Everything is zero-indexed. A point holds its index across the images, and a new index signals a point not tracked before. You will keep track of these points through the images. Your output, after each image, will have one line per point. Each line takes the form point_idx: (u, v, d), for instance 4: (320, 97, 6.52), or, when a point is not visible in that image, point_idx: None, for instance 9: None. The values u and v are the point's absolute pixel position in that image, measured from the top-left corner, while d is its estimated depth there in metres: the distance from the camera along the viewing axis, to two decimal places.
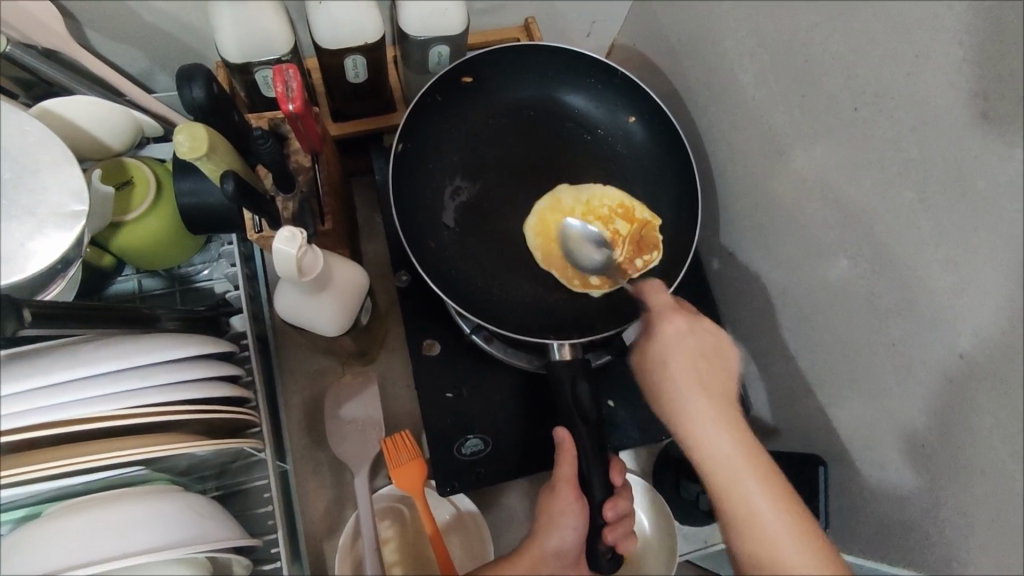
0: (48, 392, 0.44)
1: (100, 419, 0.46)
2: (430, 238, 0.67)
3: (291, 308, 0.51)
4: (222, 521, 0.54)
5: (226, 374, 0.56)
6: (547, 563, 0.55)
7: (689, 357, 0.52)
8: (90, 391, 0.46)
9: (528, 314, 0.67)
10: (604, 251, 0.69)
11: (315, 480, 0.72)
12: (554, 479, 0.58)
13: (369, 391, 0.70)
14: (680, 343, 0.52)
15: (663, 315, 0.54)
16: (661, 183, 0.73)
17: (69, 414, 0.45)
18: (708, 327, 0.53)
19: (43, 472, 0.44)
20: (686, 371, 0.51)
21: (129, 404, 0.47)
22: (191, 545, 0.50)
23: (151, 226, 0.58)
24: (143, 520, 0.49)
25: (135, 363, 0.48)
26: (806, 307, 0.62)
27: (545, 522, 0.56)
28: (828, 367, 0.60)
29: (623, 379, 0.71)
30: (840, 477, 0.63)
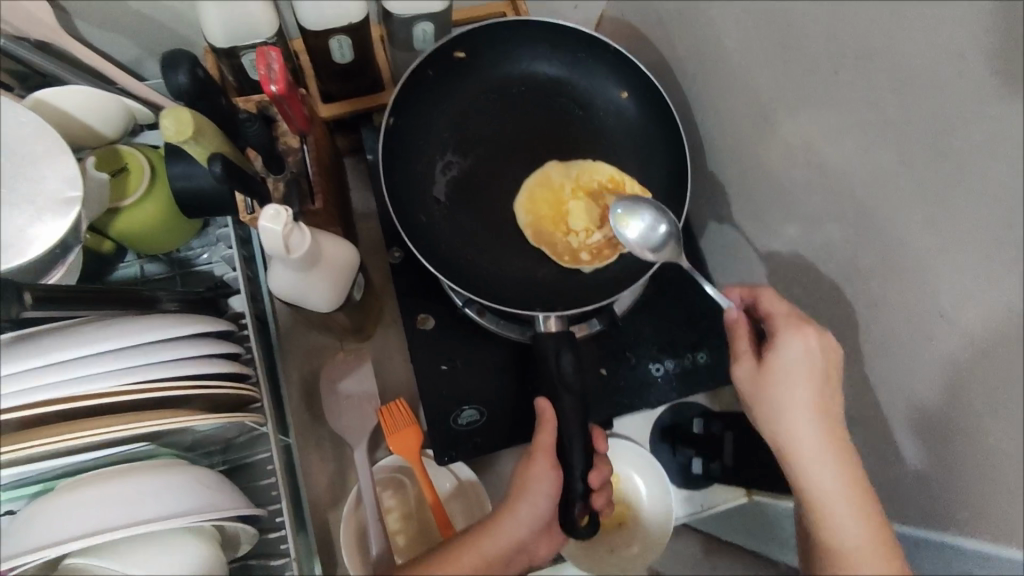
0: (58, 368, 0.47)
1: (106, 394, 0.48)
2: (420, 212, 0.68)
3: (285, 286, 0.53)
4: (229, 492, 0.56)
5: (227, 352, 0.58)
6: (523, 529, 0.58)
7: (812, 383, 0.52)
8: (95, 367, 0.48)
9: (518, 287, 0.67)
10: (595, 226, 0.70)
11: (317, 453, 0.74)
12: (534, 446, 0.60)
13: (363, 366, 0.72)
14: (806, 362, 0.52)
15: (792, 329, 0.53)
16: (649, 156, 0.73)
17: (77, 389, 0.47)
18: (830, 341, 0.53)
19: (54, 445, 0.46)
20: (809, 399, 0.52)
21: (134, 380, 0.49)
22: (199, 513, 0.52)
23: (147, 211, 0.60)
24: (152, 492, 0.51)
25: (138, 340, 0.50)
26: (805, 271, 0.62)
27: (521, 490, 0.59)
28: (828, 328, 0.61)
29: (615, 348, 0.73)
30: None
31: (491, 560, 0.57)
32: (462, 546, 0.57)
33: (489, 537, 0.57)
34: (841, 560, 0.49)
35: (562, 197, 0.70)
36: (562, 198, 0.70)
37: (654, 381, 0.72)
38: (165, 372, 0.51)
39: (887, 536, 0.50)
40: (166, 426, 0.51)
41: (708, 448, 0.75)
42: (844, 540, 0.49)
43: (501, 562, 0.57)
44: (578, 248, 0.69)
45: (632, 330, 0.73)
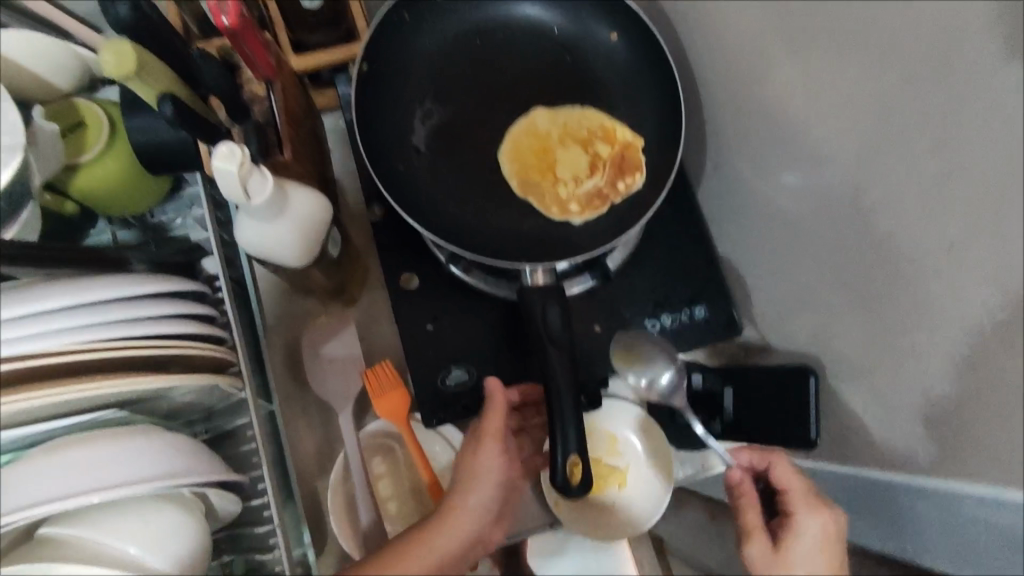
0: (10, 325, 0.43)
1: (71, 351, 0.45)
2: (399, 162, 0.65)
3: (253, 240, 0.49)
4: (205, 457, 0.55)
5: (197, 312, 0.55)
6: (475, 519, 0.55)
7: (828, 553, 0.54)
8: (52, 325, 0.44)
9: (503, 240, 0.64)
10: (584, 175, 0.66)
11: (303, 420, 0.71)
12: (482, 431, 0.59)
13: (345, 330, 0.72)
14: (824, 540, 0.54)
15: (811, 511, 0.54)
16: (641, 99, 0.69)
17: (37, 346, 0.44)
18: (840, 523, 0.55)
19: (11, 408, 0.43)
20: (823, 560, 0.53)
21: (101, 336, 0.47)
22: (174, 478, 0.50)
23: (108, 168, 0.57)
24: (122, 457, 0.49)
25: (98, 297, 0.47)
26: None
27: (471, 478, 0.57)
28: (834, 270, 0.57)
29: (608, 303, 0.69)
30: (848, 390, 0.61)
31: (445, 554, 0.52)
32: (414, 543, 0.52)
33: (443, 530, 0.53)
34: None
35: (549, 145, 0.66)
36: (549, 146, 0.66)
37: (651, 337, 0.69)
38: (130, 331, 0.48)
39: None
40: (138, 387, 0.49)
41: None
42: None
43: (454, 560, 0.53)
44: (567, 199, 0.65)
45: (628, 284, 0.70)
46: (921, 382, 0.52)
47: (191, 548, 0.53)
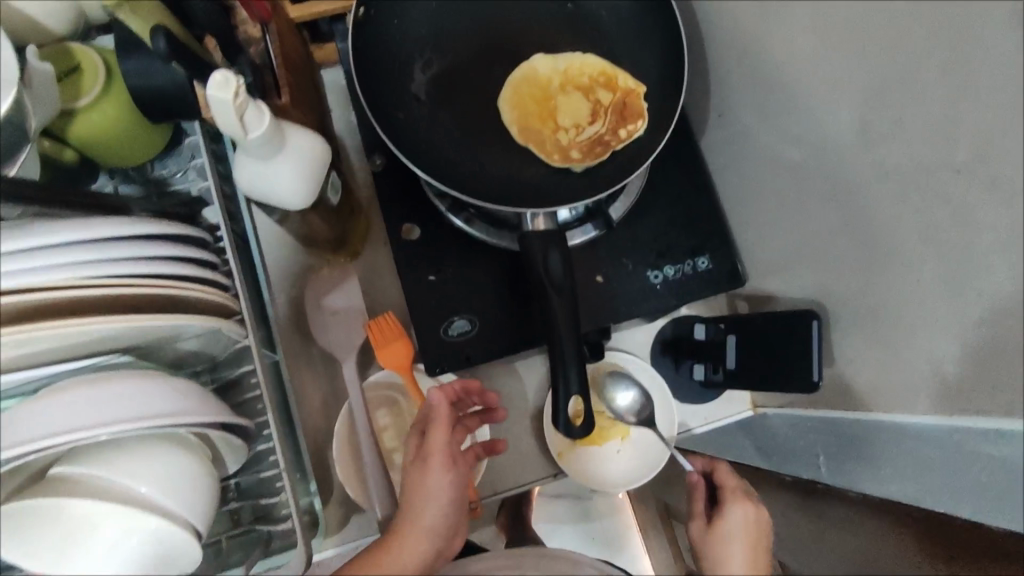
0: (12, 259, 0.43)
1: (83, 286, 0.46)
2: (398, 110, 0.64)
3: (251, 179, 0.49)
4: (209, 399, 0.56)
5: (199, 257, 0.55)
6: (430, 538, 0.56)
7: (752, 540, 0.57)
8: (55, 259, 0.45)
9: (504, 189, 0.63)
10: (585, 122, 0.65)
11: (309, 373, 0.72)
12: (426, 451, 0.58)
13: (349, 281, 0.69)
14: (747, 527, 0.57)
15: (734, 500, 0.58)
16: (644, 46, 0.67)
17: (50, 279, 0.45)
18: (763, 512, 0.58)
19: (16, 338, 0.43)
20: (746, 540, 0.56)
21: (103, 273, 0.47)
22: (182, 415, 0.52)
23: (105, 113, 0.56)
24: (129, 395, 0.50)
25: (98, 234, 0.47)
26: (818, 154, 0.57)
27: (421, 499, 0.57)
28: (841, 213, 0.57)
29: (612, 254, 0.69)
30: (851, 336, 0.60)
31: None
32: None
33: (397, 557, 0.54)
34: None
35: (550, 92, 0.65)
36: (549, 93, 0.65)
37: (654, 288, 0.69)
38: (133, 268, 0.48)
39: None
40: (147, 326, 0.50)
41: (710, 354, 0.73)
42: None
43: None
44: (568, 146, 0.64)
45: (632, 234, 0.70)
46: (918, 327, 0.52)
47: (197, 493, 0.55)
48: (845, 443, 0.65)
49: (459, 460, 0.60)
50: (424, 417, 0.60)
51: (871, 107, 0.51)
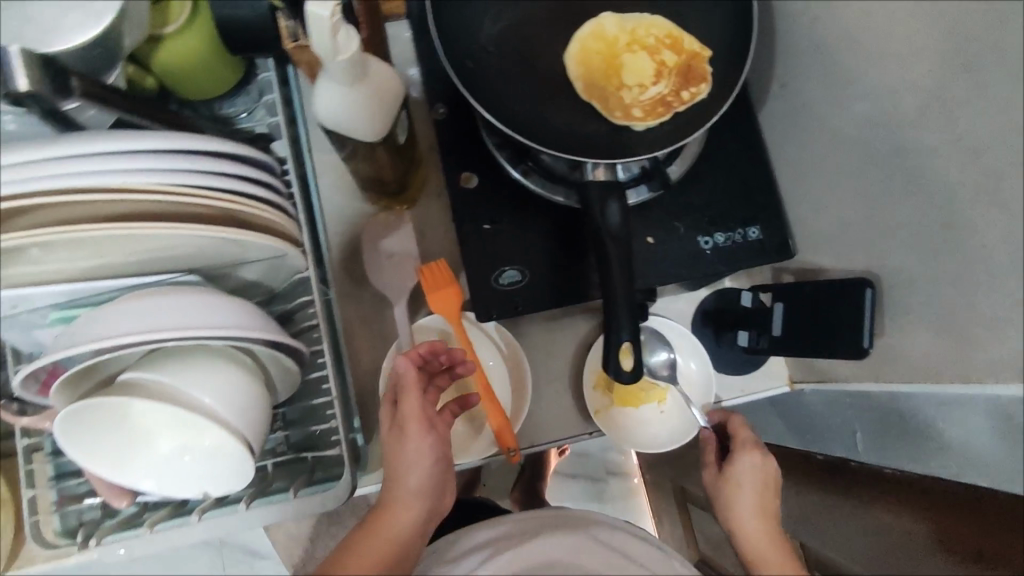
0: (91, 160, 0.47)
1: (153, 191, 0.49)
2: (467, 58, 0.65)
3: (331, 108, 0.51)
4: (258, 317, 0.59)
5: (261, 181, 0.58)
6: (419, 499, 0.58)
7: (759, 486, 0.60)
8: (128, 163, 0.48)
9: (565, 142, 0.64)
10: (650, 82, 0.65)
11: (358, 315, 0.73)
12: (402, 419, 0.59)
13: (404, 226, 0.72)
14: (755, 476, 0.60)
15: (743, 450, 0.62)
16: (713, 12, 0.68)
17: (124, 180, 0.48)
18: (772, 462, 0.61)
19: (94, 233, 0.47)
20: (752, 487, 0.60)
21: (172, 181, 0.50)
22: (234, 329, 0.56)
23: (189, 43, 0.58)
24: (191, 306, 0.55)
25: (167, 146, 0.50)
26: (879, 124, 0.57)
27: (403, 465, 0.58)
28: (900, 182, 0.56)
29: (664, 217, 0.70)
30: (900, 310, 0.60)
31: (397, 546, 0.56)
32: (366, 545, 0.55)
33: (390, 525, 0.57)
34: None
35: (617, 50, 0.65)
36: (616, 51, 0.65)
37: (704, 254, 0.69)
38: (196, 180, 0.51)
39: None
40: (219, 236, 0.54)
41: (754, 321, 0.73)
42: None
43: (410, 546, 0.57)
44: (631, 104, 0.64)
45: (684, 199, 0.70)
46: (971, 299, 0.51)
47: (252, 408, 0.59)
48: (889, 419, 0.65)
49: (437, 423, 0.61)
50: (396, 388, 0.60)
51: (938, 71, 0.50)
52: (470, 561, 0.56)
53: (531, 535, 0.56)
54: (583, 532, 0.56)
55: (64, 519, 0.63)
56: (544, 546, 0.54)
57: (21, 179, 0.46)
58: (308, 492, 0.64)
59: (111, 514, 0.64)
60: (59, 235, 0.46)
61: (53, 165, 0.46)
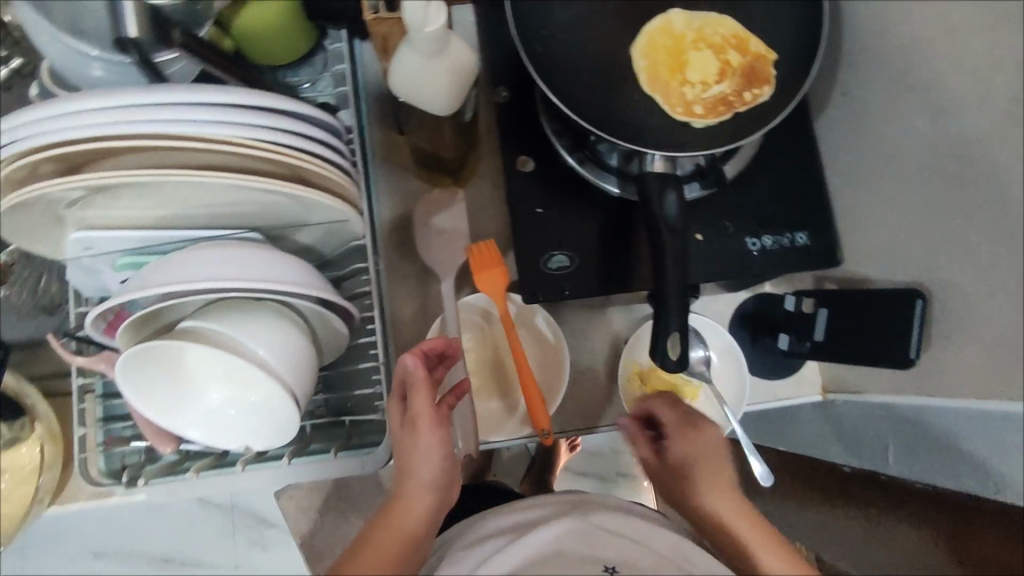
0: (168, 109, 0.50)
1: (224, 142, 0.52)
2: (536, 43, 0.66)
3: (409, 79, 0.52)
4: (313, 276, 0.60)
5: (331, 144, 0.59)
6: (431, 494, 0.56)
7: (702, 455, 0.61)
8: (202, 114, 0.50)
9: (625, 132, 0.65)
10: (713, 80, 0.66)
11: (404, 288, 0.75)
12: (412, 416, 0.56)
13: (457, 203, 0.74)
14: (694, 448, 0.61)
15: (673, 429, 0.63)
16: (781, 15, 0.68)
17: (197, 130, 0.50)
18: (706, 427, 0.62)
19: (164, 177, 0.50)
20: (695, 461, 0.60)
21: (241, 134, 0.52)
22: (288, 283, 0.57)
23: (269, 9, 0.60)
24: (251, 259, 0.57)
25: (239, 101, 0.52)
26: (940, 135, 0.57)
27: (414, 462, 0.56)
28: (958, 194, 0.56)
29: (714, 214, 0.70)
30: (946, 325, 0.59)
31: (408, 542, 0.54)
32: (378, 540, 0.54)
33: (400, 522, 0.55)
34: None
35: (683, 46, 0.66)
36: (683, 46, 0.66)
37: (751, 255, 0.69)
38: (265, 136, 0.53)
39: None
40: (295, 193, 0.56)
41: (794, 324, 0.75)
42: None
43: (422, 543, 0.55)
44: (693, 100, 0.65)
45: (735, 199, 0.71)
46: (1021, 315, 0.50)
47: (300, 364, 0.60)
48: (916, 433, 0.66)
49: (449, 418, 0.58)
50: (405, 385, 0.56)
51: (1001, 84, 0.50)
52: (482, 551, 0.52)
53: (534, 526, 0.52)
54: (583, 518, 0.52)
55: (108, 459, 0.65)
56: (544, 534, 0.50)
57: (106, 121, 0.49)
58: (348, 453, 0.65)
59: (154, 459, 0.66)
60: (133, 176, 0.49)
61: (156, 111, 0.49)
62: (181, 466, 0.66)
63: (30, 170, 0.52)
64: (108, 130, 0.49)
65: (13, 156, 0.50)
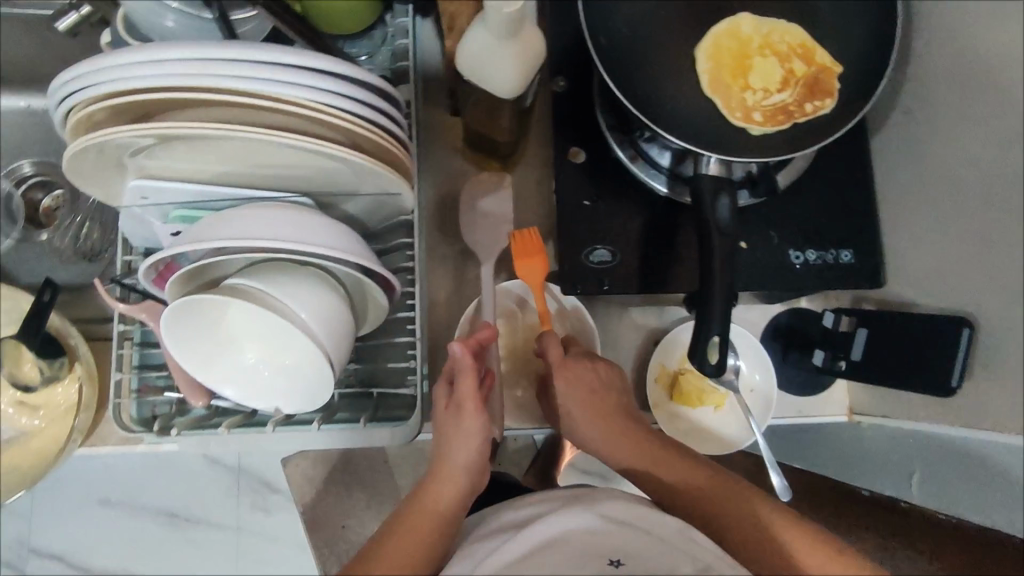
0: (233, 65, 0.50)
1: (286, 103, 0.52)
2: (601, 35, 0.66)
3: (477, 57, 0.53)
4: (360, 246, 0.60)
5: (388, 114, 0.59)
6: (463, 476, 0.57)
7: (588, 393, 0.62)
8: (268, 72, 0.50)
9: (680, 131, 0.65)
10: (775, 88, 0.65)
11: (441, 268, 0.75)
12: (458, 399, 0.58)
13: (504, 190, 0.72)
14: (579, 388, 0.62)
15: (556, 373, 0.63)
16: (850, 30, 0.67)
17: (262, 89, 0.50)
18: (583, 363, 0.63)
19: (223, 132, 0.50)
20: (581, 403, 0.62)
21: (303, 97, 0.52)
22: (337, 250, 0.57)
23: None
24: (303, 224, 0.57)
25: (304, 64, 0.52)
26: (1002, 160, 0.55)
27: (452, 444, 0.58)
28: (1015, 222, 0.54)
29: (761, 224, 0.70)
30: (988, 356, 0.57)
31: (442, 521, 0.54)
32: (411, 517, 0.54)
33: (434, 500, 0.56)
34: (734, 532, 0.53)
35: (748, 51, 0.66)
36: (748, 51, 0.66)
37: (794, 268, 0.68)
38: (326, 100, 0.53)
39: (808, 539, 0.52)
40: (353, 161, 0.56)
41: (833, 342, 0.74)
42: (723, 520, 0.54)
43: (455, 525, 0.55)
44: (752, 106, 0.65)
45: (783, 210, 0.70)
46: None
47: (338, 332, 0.61)
48: (958, 464, 0.64)
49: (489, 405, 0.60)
50: (452, 370, 0.59)
51: None
52: (489, 543, 0.50)
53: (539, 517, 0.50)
54: (586, 509, 0.50)
55: (139, 408, 0.66)
56: (547, 525, 0.48)
57: (172, 70, 0.49)
58: (377, 425, 0.65)
59: (183, 412, 0.67)
60: (194, 129, 0.50)
61: (228, 66, 0.49)
62: (210, 420, 0.67)
63: (95, 116, 0.53)
64: (181, 82, 0.50)
65: (88, 100, 0.52)
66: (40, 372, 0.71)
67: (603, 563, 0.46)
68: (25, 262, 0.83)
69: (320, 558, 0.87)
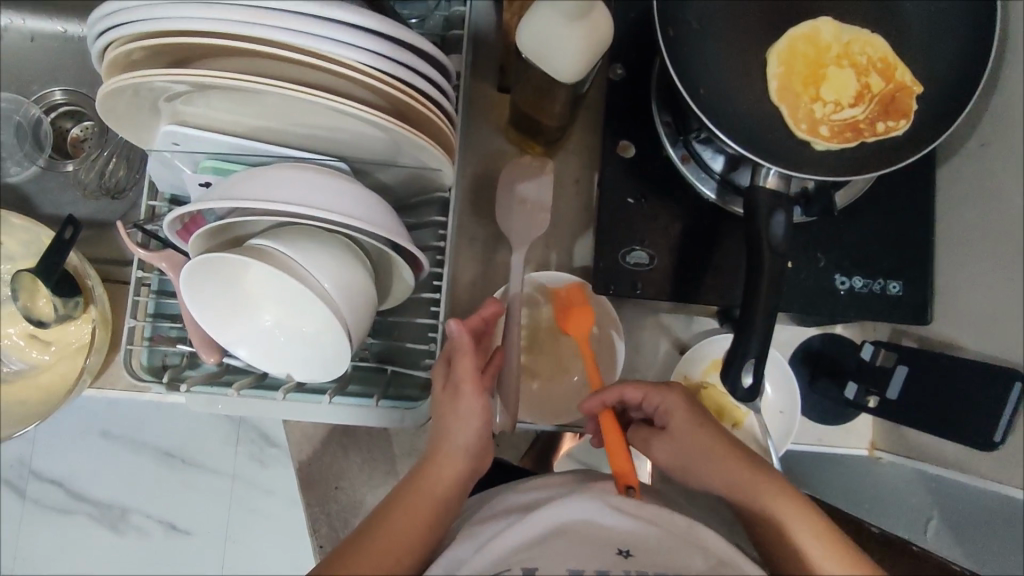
0: (280, 16, 0.46)
1: (331, 61, 0.49)
2: (670, 25, 0.62)
3: (543, 33, 0.49)
4: (390, 219, 0.57)
5: (437, 84, 0.55)
6: (463, 459, 0.55)
7: (695, 412, 0.55)
8: (316, 28, 0.47)
9: (740, 136, 0.61)
10: (848, 102, 0.61)
11: (470, 248, 0.73)
12: (456, 378, 0.56)
13: (544, 176, 0.69)
14: (685, 407, 0.55)
15: (665, 390, 0.56)
16: (934, 51, 0.63)
17: (308, 44, 0.47)
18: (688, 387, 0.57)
19: (262, 86, 0.48)
20: (690, 419, 0.55)
21: (350, 57, 0.49)
22: (365, 221, 0.54)
23: None
24: (333, 192, 0.54)
25: (356, 22, 0.48)
26: None
27: (450, 426, 0.55)
28: None
29: (810, 243, 0.66)
30: None
31: (440, 508, 0.52)
32: (410, 498, 0.52)
33: (433, 485, 0.53)
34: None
35: (824, 59, 0.62)
36: (824, 59, 0.62)
37: (838, 293, 0.65)
38: (374, 63, 0.49)
39: None
40: (396, 131, 0.53)
41: (865, 376, 0.71)
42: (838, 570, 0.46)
43: (453, 510, 0.53)
44: (821, 119, 0.60)
45: (833, 232, 0.67)
46: None
47: (358, 305, 0.58)
48: (984, 516, 0.62)
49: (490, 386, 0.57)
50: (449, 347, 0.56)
51: None
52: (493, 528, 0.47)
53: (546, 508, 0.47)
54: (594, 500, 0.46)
55: (150, 355, 0.65)
56: (556, 509, 0.45)
57: (216, 15, 0.46)
58: (387, 404, 0.64)
59: (194, 365, 0.66)
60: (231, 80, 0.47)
61: (279, 18, 0.46)
62: (222, 378, 0.66)
63: (135, 55, 0.50)
64: (229, 29, 0.47)
65: (128, 37, 0.49)
66: (54, 308, 0.70)
67: (612, 554, 0.43)
68: (47, 192, 0.81)
69: (311, 516, 0.87)
